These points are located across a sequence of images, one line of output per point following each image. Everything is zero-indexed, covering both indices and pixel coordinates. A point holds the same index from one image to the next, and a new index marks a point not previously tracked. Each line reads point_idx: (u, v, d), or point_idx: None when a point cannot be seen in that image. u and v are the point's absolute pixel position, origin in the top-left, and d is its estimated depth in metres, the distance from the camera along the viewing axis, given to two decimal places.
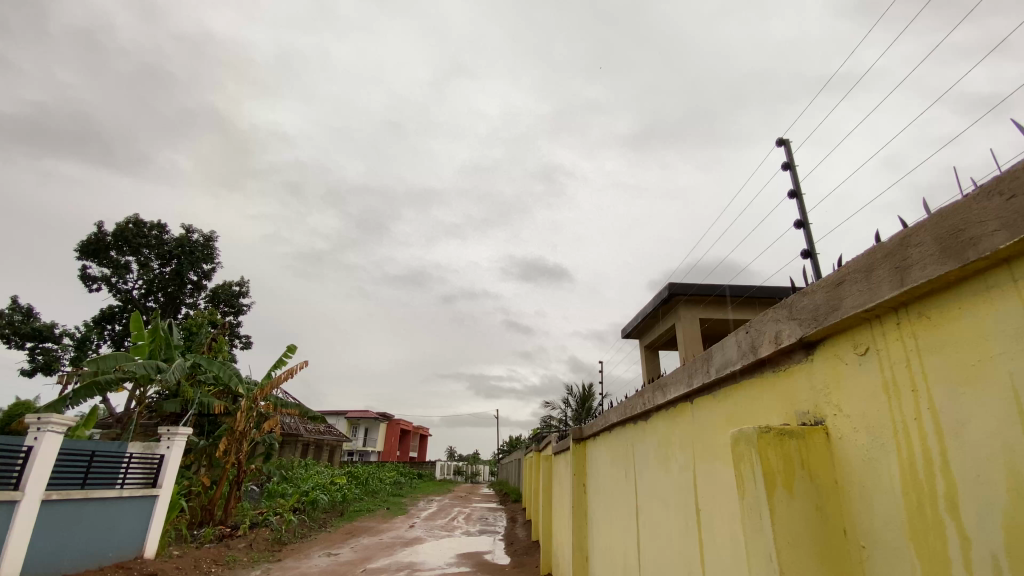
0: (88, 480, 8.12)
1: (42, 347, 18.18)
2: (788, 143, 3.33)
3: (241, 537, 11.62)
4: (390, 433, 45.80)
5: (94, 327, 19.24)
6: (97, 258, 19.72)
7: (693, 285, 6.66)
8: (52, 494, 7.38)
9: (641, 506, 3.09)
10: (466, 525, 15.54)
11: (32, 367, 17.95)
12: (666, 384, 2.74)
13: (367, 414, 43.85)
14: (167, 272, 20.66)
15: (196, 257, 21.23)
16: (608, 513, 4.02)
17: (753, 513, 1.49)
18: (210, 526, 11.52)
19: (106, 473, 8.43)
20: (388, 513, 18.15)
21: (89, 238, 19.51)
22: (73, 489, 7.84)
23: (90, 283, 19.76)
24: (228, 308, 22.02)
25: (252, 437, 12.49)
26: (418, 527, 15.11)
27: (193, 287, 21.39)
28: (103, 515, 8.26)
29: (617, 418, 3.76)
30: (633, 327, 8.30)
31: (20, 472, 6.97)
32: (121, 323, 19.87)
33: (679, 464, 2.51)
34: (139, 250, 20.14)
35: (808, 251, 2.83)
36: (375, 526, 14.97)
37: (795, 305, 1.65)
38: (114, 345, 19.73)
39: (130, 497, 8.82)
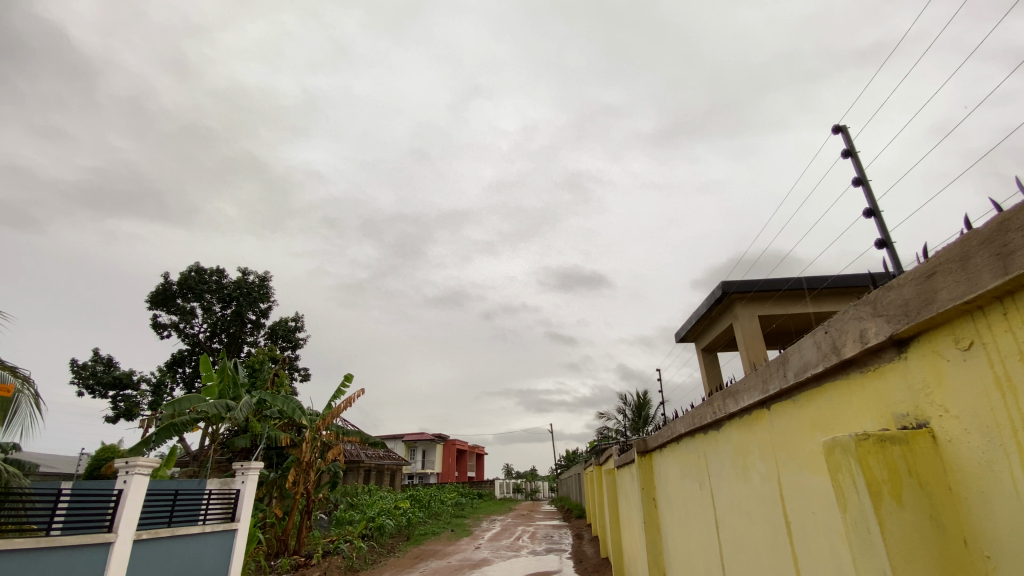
0: (174, 517, 8.61)
1: (123, 394, 19.54)
2: (845, 130, 3.20)
3: (315, 566, 11.93)
4: (447, 454, 46.20)
5: (167, 371, 20.53)
6: (166, 307, 21.13)
7: (749, 283, 6.40)
8: (142, 533, 7.84)
9: (721, 520, 2.95)
10: (531, 544, 15.37)
11: (116, 414, 19.31)
12: (738, 391, 2.64)
13: (423, 436, 44.54)
14: (228, 314, 21.85)
15: (253, 298, 22.36)
16: (683, 528, 3.87)
17: (859, 526, 1.40)
18: (286, 556, 11.93)
19: (188, 511, 8.89)
20: (453, 535, 18.20)
21: (157, 289, 20.93)
22: (161, 527, 8.31)
23: (162, 330, 21.19)
24: (286, 343, 23.01)
25: (318, 467, 12.89)
26: (484, 548, 15.08)
27: (252, 326, 22.50)
28: (190, 551, 8.71)
29: (685, 429, 3.65)
30: (687, 330, 8.05)
31: (113, 514, 7.45)
32: (191, 366, 21.12)
33: (760, 473, 2.40)
34: (202, 295, 21.46)
35: (883, 241, 2.69)
36: (441, 549, 15.05)
37: (879, 300, 1.56)
38: (186, 387, 20.95)
39: (212, 532, 9.27)
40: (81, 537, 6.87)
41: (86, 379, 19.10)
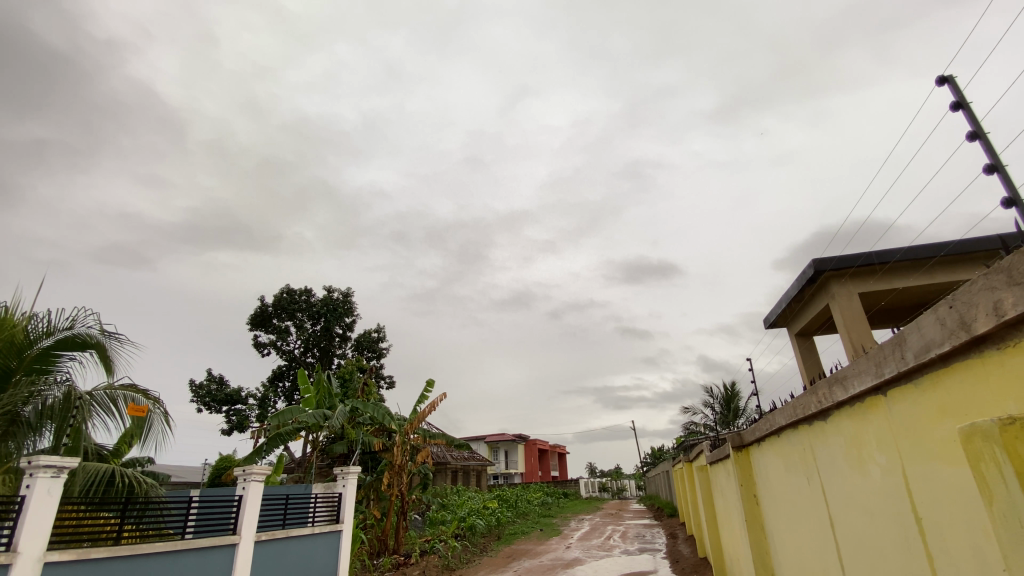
0: (287, 520, 9.35)
1: (234, 409, 21.55)
2: (952, 81, 2.88)
3: (414, 565, 12.48)
4: (529, 454, 46.54)
5: (270, 386, 22.38)
6: (264, 327, 23.05)
7: (847, 258, 5.88)
8: (262, 535, 8.59)
9: (836, 518, 2.74)
10: (624, 544, 15.06)
11: (230, 427, 21.31)
12: (846, 377, 2.44)
13: (504, 436, 45.21)
14: (318, 329, 23.44)
15: (338, 313, 23.87)
16: (792, 526, 3.63)
17: (1008, 521, 1.25)
18: (387, 556, 12.58)
19: (299, 514, 9.63)
20: (543, 534, 18.27)
21: (256, 311, 22.91)
22: (276, 529, 9.07)
23: (263, 349, 23.15)
24: (371, 353, 24.30)
25: (409, 469, 13.46)
26: (575, 547, 14.99)
27: (340, 340, 23.99)
28: (303, 550, 9.42)
29: (786, 421, 3.42)
30: (777, 315, 7.55)
31: (236, 518, 8.24)
32: (289, 380, 22.88)
33: (880, 465, 2.21)
34: (295, 314, 23.20)
35: (1010, 200, 2.38)
36: (533, 548, 15.19)
37: (1014, 266, 1.38)
38: (286, 400, 22.71)
39: (321, 533, 9.97)
40: (209, 539, 7.65)
41: (204, 396, 21.26)
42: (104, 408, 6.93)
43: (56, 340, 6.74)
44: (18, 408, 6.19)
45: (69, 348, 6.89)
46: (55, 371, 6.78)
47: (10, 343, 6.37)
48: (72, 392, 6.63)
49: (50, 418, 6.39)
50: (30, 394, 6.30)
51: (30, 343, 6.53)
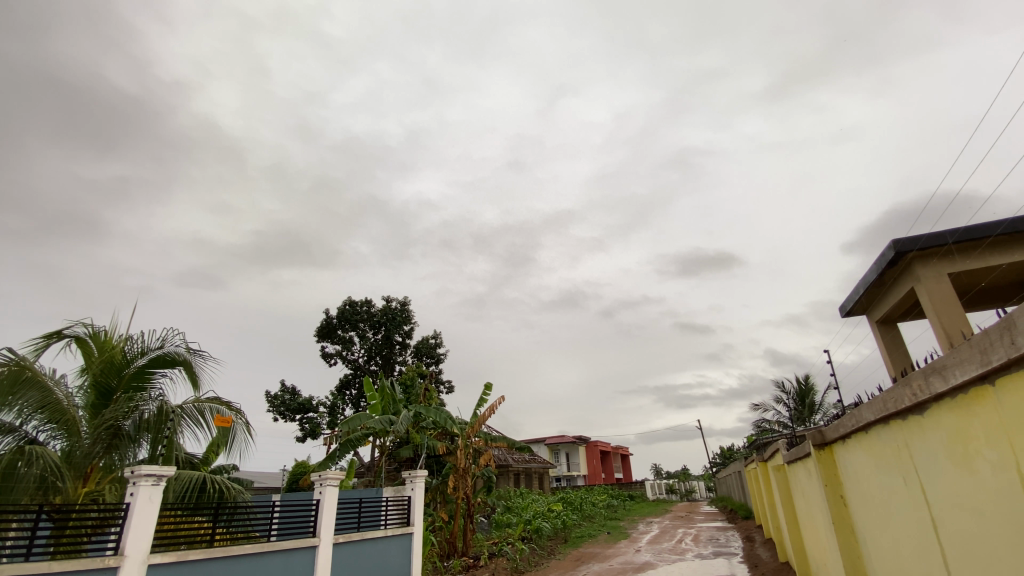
0: (362, 523, 9.74)
1: (307, 417, 22.71)
2: None
3: (483, 567, 12.65)
4: (592, 455, 45.96)
5: (338, 394, 23.43)
6: (330, 338, 24.18)
7: (931, 237, 5.40)
8: (339, 537, 8.99)
9: (939, 520, 2.52)
10: (697, 547, 14.53)
11: (303, 434, 22.49)
12: (944, 366, 2.25)
13: (565, 439, 44.89)
14: (379, 338, 24.31)
15: (397, 321, 24.64)
16: (888, 529, 3.37)
17: None
18: (457, 558, 12.81)
19: (372, 517, 10.01)
20: (611, 537, 17.98)
21: (322, 323, 24.09)
22: (352, 531, 9.46)
23: (330, 359, 24.30)
24: (430, 359, 24.92)
25: (473, 471, 13.64)
26: (646, 551, 14.63)
27: (400, 347, 24.76)
28: (377, 552, 9.78)
29: (875, 416, 3.19)
30: (854, 302, 7.06)
31: (315, 521, 8.67)
32: (355, 388, 23.85)
33: (989, 462, 2.01)
34: (357, 324, 24.18)
35: None
36: (601, 552, 14.98)
37: None
38: (353, 407, 23.68)
39: (394, 535, 10.31)
40: (293, 541, 8.10)
41: (279, 406, 22.55)
42: (193, 419, 7.52)
43: (149, 358, 7.38)
44: (120, 421, 6.84)
45: (161, 366, 7.52)
46: (149, 387, 7.42)
47: (110, 362, 7.08)
48: (165, 406, 7.24)
49: (146, 429, 7.01)
50: (130, 409, 6.94)
51: (127, 362, 7.22)
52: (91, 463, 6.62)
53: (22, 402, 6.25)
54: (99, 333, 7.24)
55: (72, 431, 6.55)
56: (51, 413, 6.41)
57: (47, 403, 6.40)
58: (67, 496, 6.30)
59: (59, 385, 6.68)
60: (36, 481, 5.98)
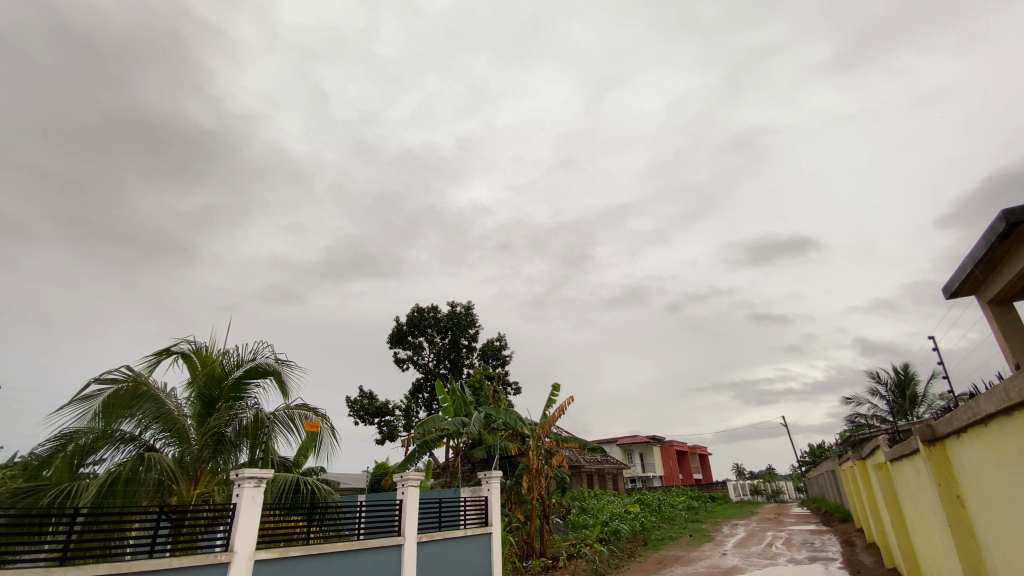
0: (443, 523, 10.04)
1: (384, 420, 23.75)
2: None
3: (563, 568, 12.62)
4: (667, 456, 44.50)
5: (411, 398, 24.30)
6: (401, 344, 25.17)
7: None
8: (423, 537, 9.32)
9: None
10: (790, 552, 13.65)
11: (382, 437, 23.53)
12: None
13: (638, 439, 43.79)
14: (447, 342, 24.97)
15: (463, 325, 25.20)
16: (1016, 534, 3.02)
17: None
18: (536, 558, 12.87)
19: (452, 517, 10.28)
20: (693, 540, 17.32)
21: (393, 330, 25.12)
22: (434, 530, 9.78)
23: (402, 364, 25.28)
24: (496, 361, 25.23)
25: (547, 472, 13.65)
26: (732, 554, 13.97)
27: (467, 350, 25.25)
28: (459, 551, 10.04)
29: (994, 407, 2.86)
30: (960, 282, 6.37)
31: (399, 521, 9.05)
32: (427, 391, 24.63)
33: None
34: (425, 330, 24.99)
35: None
36: (685, 555, 14.45)
37: None
38: (427, 410, 24.47)
39: (473, 535, 10.54)
40: (381, 539, 8.51)
41: (358, 410, 23.73)
42: (285, 425, 8.10)
43: (244, 370, 8.05)
44: (223, 428, 7.51)
45: (255, 376, 8.16)
46: (246, 396, 8.07)
47: (211, 375, 7.79)
48: (260, 413, 7.86)
49: (245, 435, 7.64)
50: (230, 417, 7.60)
51: (226, 373, 7.92)
52: (200, 467, 7.29)
53: (140, 413, 7.02)
54: (201, 348, 7.97)
55: (183, 439, 7.25)
56: (164, 422, 7.14)
57: (161, 414, 7.13)
58: (182, 498, 6.98)
59: (170, 397, 7.43)
60: (155, 484, 6.68)
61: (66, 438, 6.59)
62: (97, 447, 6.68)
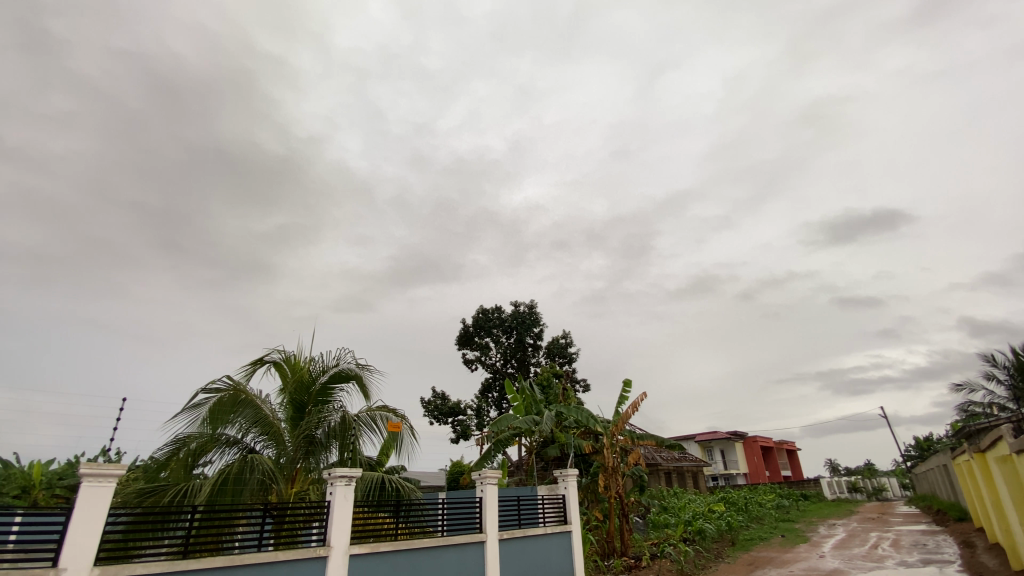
0: (523, 520, 10.13)
1: (457, 420, 24.38)
2: None
3: (646, 568, 12.33)
4: (751, 452, 42.24)
5: (482, 398, 24.77)
6: (469, 345, 25.74)
7: None
8: (504, 534, 9.46)
9: None
10: (899, 554, 12.48)
11: (457, 436, 24.17)
12: None
13: (718, 435, 41.94)
14: (512, 342, 25.20)
15: (527, 324, 25.31)
16: None
17: None
18: (617, 557, 12.66)
19: (531, 515, 10.35)
20: (786, 540, 16.31)
21: (461, 332, 25.74)
22: (514, 528, 9.88)
23: (471, 365, 25.84)
24: (563, 359, 25.11)
25: (623, 470, 13.38)
26: (833, 556, 13.01)
27: (534, 349, 25.33)
28: (540, 549, 10.09)
29: None
30: None
31: (480, 518, 9.24)
32: (497, 390, 25.00)
33: None
34: (491, 330, 25.38)
35: None
36: (778, 556, 13.63)
37: None
38: (497, 409, 24.83)
39: (553, 533, 10.56)
40: (463, 537, 8.72)
41: (432, 410, 24.52)
42: (370, 426, 8.53)
43: (329, 375, 8.55)
44: (313, 430, 8.06)
45: (339, 381, 8.66)
46: (333, 399, 8.58)
47: (301, 381, 8.35)
48: (346, 415, 8.33)
49: (334, 436, 8.15)
50: (319, 420, 8.13)
51: (314, 379, 8.46)
52: (295, 466, 7.87)
53: (242, 418, 7.66)
54: (290, 356, 8.56)
55: (279, 441, 7.84)
56: (263, 427, 7.75)
57: (260, 418, 7.74)
58: (281, 495, 7.57)
59: (265, 403, 8.04)
60: (259, 483, 7.27)
61: (180, 442, 7.31)
62: (206, 450, 7.37)
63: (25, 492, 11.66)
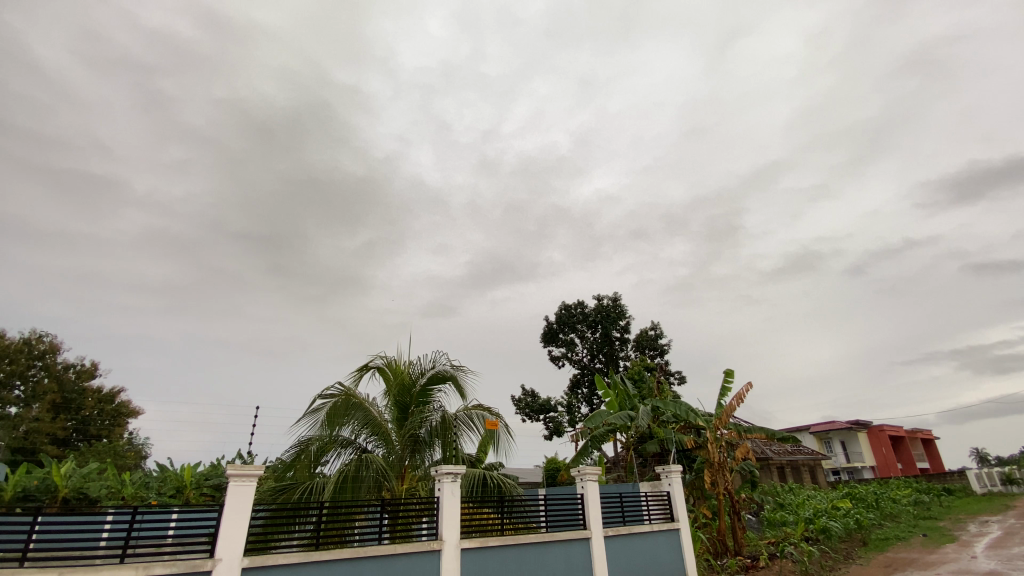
0: (627, 517, 9.92)
1: (549, 417, 24.46)
2: None
3: (765, 569, 11.53)
4: (878, 442, 38.01)
5: (572, 394, 24.64)
6: (554, 342, 25.73)
7: None
8: (609, 531, 9.32)
9: None
10: None
11: (550, 433, 24.24)
12: None
13: (836, 425, 38.24)
14: (598, 336, 24.79)
15: (612, 317, 24.76)
16: None
17: None
18: (732, 557, 11.96)
19: (635, 512, 10.11)
20: (929, 540, 14.47)
21: (545, 330, 25.83)
22: (619, 525, 9.69)
23: (559, 362, 25.80)
24: (654, 351, 24.28)
25: (731, 465, 12.62)
26: (991, 559, 11.35)
27: (621, 342, 24.72)
28: (648, 547, 9.83)
29: None
30: None
31: (584, 514, 9.20)
32: (586, 385, 24.74)
33: None
34: (575, 326, 25.19)
35: None
36: (921, 558, 12.13)
37: None
38: (588, 404, 24.57)
39: (660, 531, 10.22)
40: (568, 533, 8.72)
41: (523, 408, 24.82)
42: (469, 425, 8.82)
43: (427, 376, 8.96)
44: (417, 429, 8.51)
45: (437, 382, 9.03)
46: (433, 400, 8.97)
47: (402, 383, 8.83)
48: (446, 415, 8.69)
49: (436, 435, 8.54)
50: (422, 420, 8.57)
51: (414, 381, 8.90)
52: (404, 464, 8.34)
53: (354, 420, 8.25)
54: (391, 361, 9.08)
55: (388, 441, 8.35)
56: (373, 428, 8.29)
57: (370, 420, 8.30)
58: (394, 492, 8.05)
59: (373, 405, 8.60)
60: (374, 481, 7.78)
61: (303, 445, 8.03)
62: (326, 451, 8.03)
63: (179, 492, 13.44)
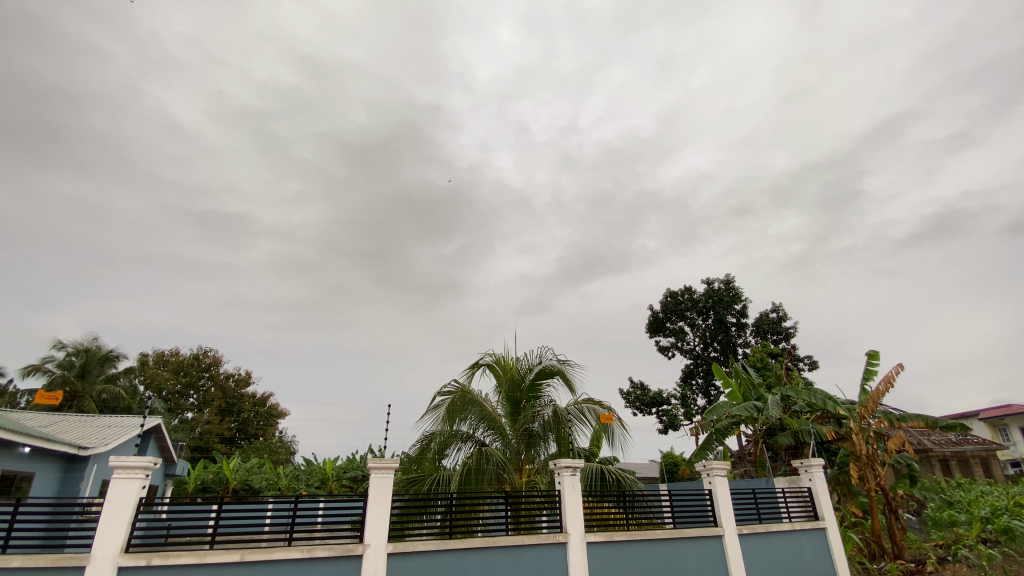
0: (763, 515, 9.16)
1: (663, 410, 23.51)
2: None
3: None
4: None
5: (686, 385, 23.45)
6: (662, 331, 24.65)
7: None
8: (743, 528, 8.67)
9: None
10: None
11: (665, 427, 23.30)
12: None
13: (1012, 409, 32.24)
14: (711, 323, 23.29)
15: (726, 302, 23.10)
16: None
17: None
18: (892, 560, 10.57)
19: (772, 508, 9.31)
20: None
21: (652, 319, 24.84)
22: (755, 522, 8.98)
23: (669, 352, 24.66)
24: (777, 336, 22.30)
25: (884, 458, 11.10)
26: None
27: (738, 328, 23.01)
28: (789, 546, 9.03)
29: None
30: None
31: (713, 511, 8.67)
32: (701, 376, 23.44)
33: None
34: (684, 314, 23.87)
35: None
36: None
37: None
38: (704, 395, 23.28)
39: (803, 531, 9.32)
40: (697, 530, 8.27)
41: (634, 401, 24.11)
42: (581, 419, 8.74)
43: (536, 372, 9.02)
44: (531, 424, 8.62)
45: (545, 376, 9.07)
46: (543, 395, 9.02)
47: (513, 379, 8.97)
48: (558, 409, 8.69)
49: (550, 429, 8.57)
50: (535, 414, 8.70)
51: (523, 376, 9.00)
52: (521, 458, 8.50)
53: (472, 415, 8.54)
54: (501, 358, 9.25)
55: (503, 435, 8.55)
56: (489, 422, 8.54)
57: (486, 415, 8.55)
58: (514, 484, 8.21)
59: (487, 401, 8.85)
60: (495, 473, 8.00)
61: (427, 439, 8.48)
62: (448, 444, 8.39)
63: (324, 483, 15.03)
